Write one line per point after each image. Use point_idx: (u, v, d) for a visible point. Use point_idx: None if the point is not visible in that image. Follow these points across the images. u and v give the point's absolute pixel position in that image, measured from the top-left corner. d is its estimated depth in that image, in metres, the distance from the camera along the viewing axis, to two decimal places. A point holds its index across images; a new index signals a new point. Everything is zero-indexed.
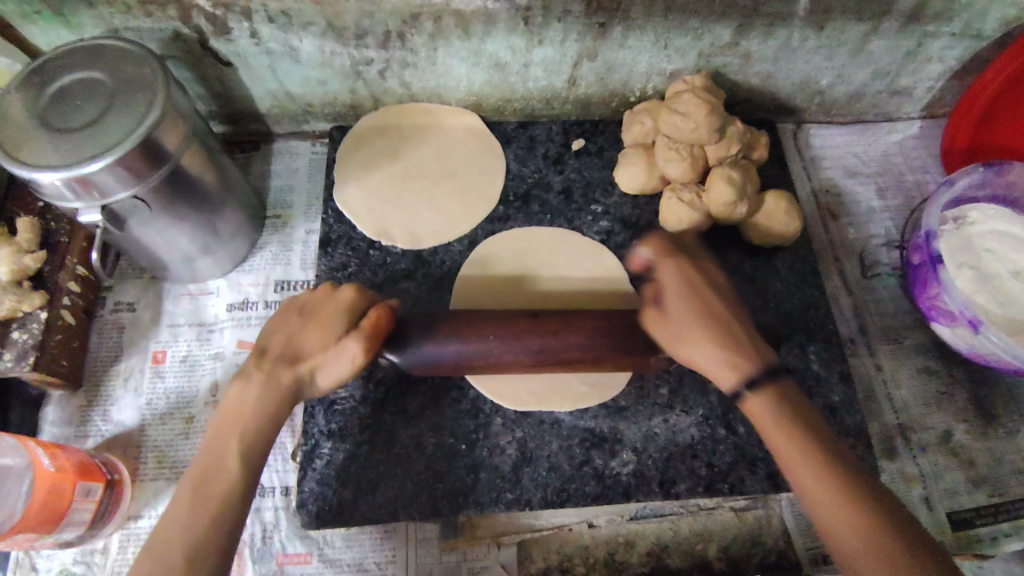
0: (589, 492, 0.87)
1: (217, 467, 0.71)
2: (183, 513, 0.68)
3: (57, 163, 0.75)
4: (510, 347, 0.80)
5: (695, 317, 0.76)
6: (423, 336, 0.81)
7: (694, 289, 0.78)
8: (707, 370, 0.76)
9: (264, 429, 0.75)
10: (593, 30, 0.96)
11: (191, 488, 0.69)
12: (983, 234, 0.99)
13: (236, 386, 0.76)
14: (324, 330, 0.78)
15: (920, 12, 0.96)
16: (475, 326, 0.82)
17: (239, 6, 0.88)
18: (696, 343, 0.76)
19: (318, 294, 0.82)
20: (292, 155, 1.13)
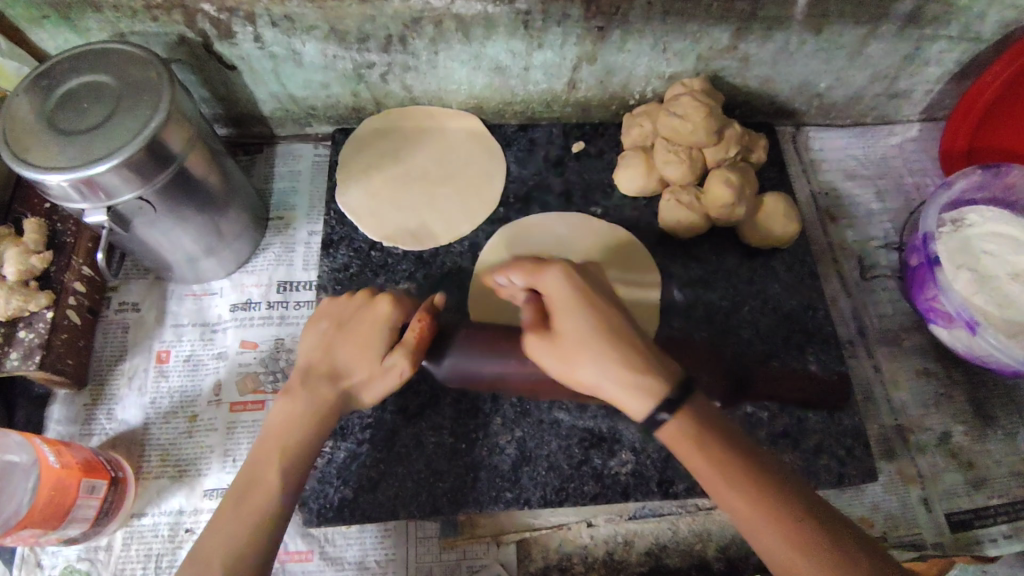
0: (587, 491, 0.88)
1: (257, 478, 0.73)
2: (226, 523, 0.70)
3: (63, 164, 0.76)
4: None
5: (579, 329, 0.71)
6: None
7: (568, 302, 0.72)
8: (614, 392, 0.70)
9: (309, 443, 0.76)
10: (592, 34, 0.97)
11: (234, 498, 0.72)
12: (982, 236, 1.00)
13: (283, 403, 0.77)
14: (366, 347, 0.80)
15: (917, 16, 0.97)
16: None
17: (242, 11, 0.89)
18: (597, 364, 0.70)
19: (359, 302, 0.84)
20: (295, 157, 1.14)
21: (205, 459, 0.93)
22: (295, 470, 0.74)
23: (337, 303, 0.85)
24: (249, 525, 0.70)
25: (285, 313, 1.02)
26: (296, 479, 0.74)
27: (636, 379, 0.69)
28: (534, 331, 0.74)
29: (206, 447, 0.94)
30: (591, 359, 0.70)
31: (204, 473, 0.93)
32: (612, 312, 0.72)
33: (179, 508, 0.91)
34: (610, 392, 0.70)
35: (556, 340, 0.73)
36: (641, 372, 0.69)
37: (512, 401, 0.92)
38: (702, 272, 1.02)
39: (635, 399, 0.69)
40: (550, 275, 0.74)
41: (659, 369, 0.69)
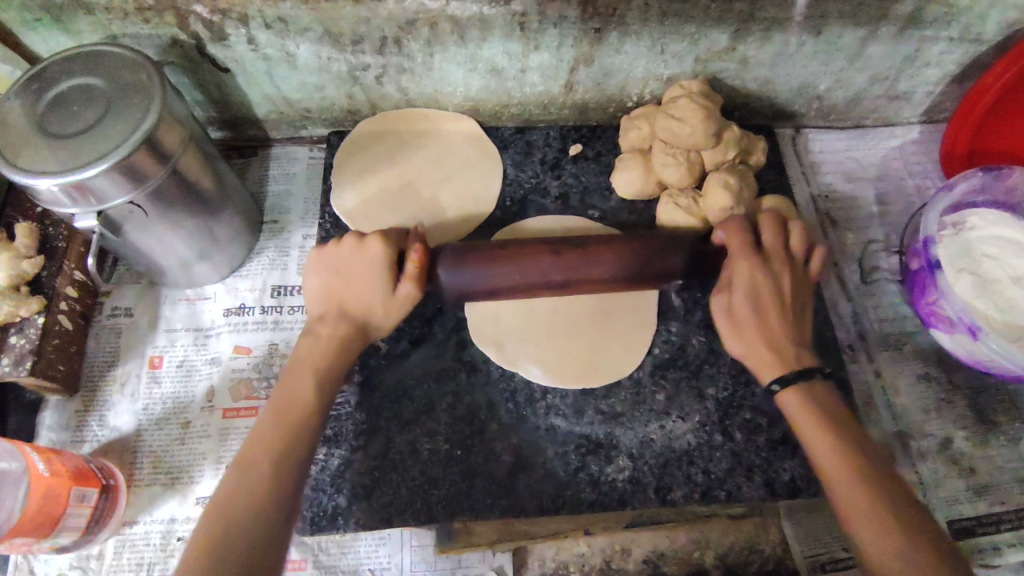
0: (584, 499, 0.87)
1: (291, 399, 0.76)
2: (263, 440, 0.73)
3: (54, 168, 0.75)
4: (547, 272, 0.85)
5: (754, 315, 0.84)
6: (457, 267, 0.84)
7: (756, 289, 0.85)
8: (749, 360, 0.85)
9: (338, 367, 0.80)
10: (589, 36, 0.96)
11: (270, 418, 0.75)
12: (983, 240, 0.98)
13: (303, 341, 0.81)
14: (369, 283, 0.82)
15: (918, 16, 0.96)
16: (509, 254, 0.85)
17: (235, 13, 0.88)
18: (746, 339, 0.84)
19: (346, 246, 0.84)
20: (290, 160, 1.13)
21: (198, 466, 0.92)
22: (326, 390, 0.78)
23: (326, 248, 0.85)
24: (287, 440, 0.73)
25: (279, 318, 1.01)
26: (330, 396, 0.79)
27: (774, 352, 0.83)
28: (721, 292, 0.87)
29: (199, 454, 0.93)
30: (745, 334, 0.85)
31: (197, 479, 0.92)
32: (783, 313, 0.85)
33: (171, 516, 0.90)
34: (748, 361, 0.85)
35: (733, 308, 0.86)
36: (781, 350, 0.83)
37: (508, 407, 0.91)
38: None
39: (767, 366, 0.83)
40: (742, 265, 0.86)
41: (793, 355, 0.83)
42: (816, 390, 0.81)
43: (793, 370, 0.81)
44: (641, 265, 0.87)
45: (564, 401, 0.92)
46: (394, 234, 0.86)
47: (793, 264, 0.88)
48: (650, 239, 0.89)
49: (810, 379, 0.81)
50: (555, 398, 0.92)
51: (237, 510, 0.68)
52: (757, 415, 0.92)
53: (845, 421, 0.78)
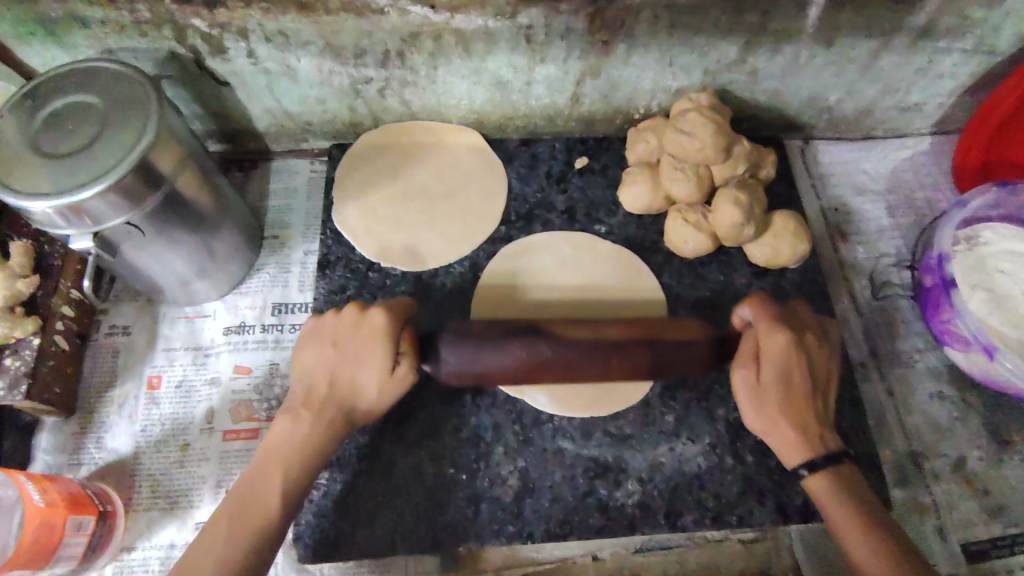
0: (593, 524, 0.85)
1: (256, 499, 0.73)
2: (216, 542, 0.70)
3: (48, 189, 0.73)
4: (546, 355, 0.79)
5: (783, 397, 0.79)
6: (458, 346, 0.80)
7: (788, 369, 0.79)
8: (773, 441, 0.80)
9: (309, 459, 0.76)
10: (596, 49, 0.93)
11: (228, 515, 0.72)
12: (997, 255, 0.96)
13: (282, 423, 0.77)
14: (367, 362, 0.78)
15: (932, 28, 0.94)
16: (506, 334, 0.80)
17: (234, 26, 0.86)
18: (772, 419, 0.79)
19: (347, 318, 0.80)
20: (291, 173, 1.11)
21: (197, 490, 0.90)
22: (294, 494, 0.74)
23: (328, 316, 0.82)
24: (245, 545, 0.70)
25: (280, 337, 0.99)
26: (296, 498, 0.75)
27: (800, 435, 0.79)
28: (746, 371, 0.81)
29: (198, 478, 0.91)
30: (772, 417, 0.79)
31: (196, 504, 0.90)
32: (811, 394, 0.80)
33: (170, 542, 0.88)
34: (773, 442, 0.80)
35: (760, 386, 0.80)
36: (807, 427, 0.79)
37: (514, 430, 0.89)
38: (710, 292, 0.99)
39: (793, 448, 0.79)
40: (776, 343, 0.79)
41: (817, 432, 0.79)
42: (847, 478, 0.77)
43: (820, 455, 0.78)
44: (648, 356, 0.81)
45: (571, 423, 0.90)
46: (400, 309, 0.82)
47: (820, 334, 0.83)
48: (658, 327, 0.84)
49: (837, 464, 0.78)
50: (562, 420, 0.90)
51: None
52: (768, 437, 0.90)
53: (881, 515, 0.74)
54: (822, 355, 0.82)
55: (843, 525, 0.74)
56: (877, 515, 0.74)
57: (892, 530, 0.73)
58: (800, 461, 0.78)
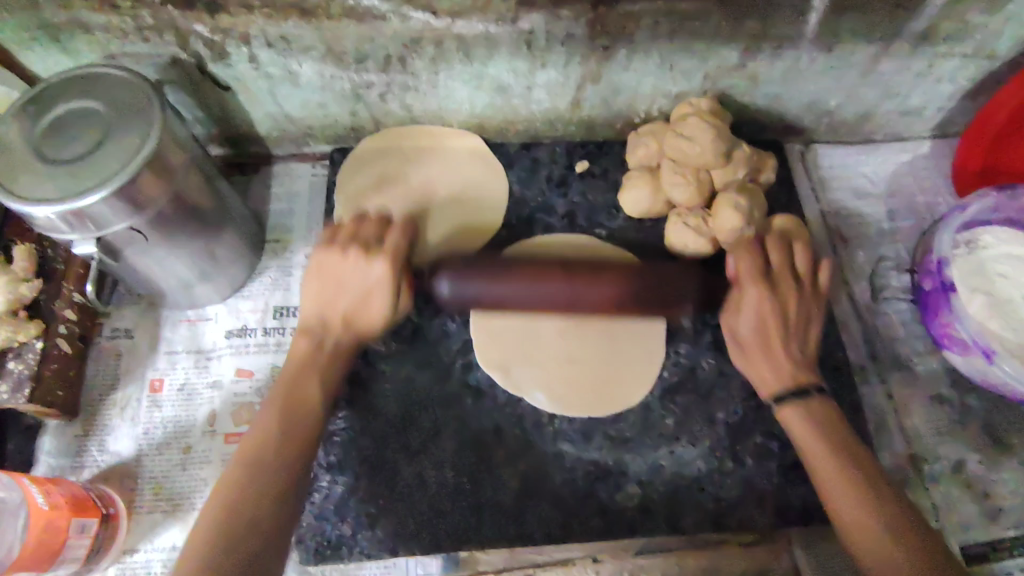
0: (593, 527, 0.85)
1: (300, 397, 0.80)
2: (272, 429, 0.77)
3: (52, 196, 0.74)
4: (544, 292, 0.86)
5: (756, 335, 0.86)
6: (461, 280, 0.87)
7: (762, 314, 0.85)
8: (750, 373, 0.88)
9: (336, 373, 0.85)
10: (596, 54, 0.94)
11: (279, 409, 0.79)
12: (997, 259, 0.96)
13: (303, 343, 0.84)
14: (372, 299, 0.84)
15: (932, 34, 0.94)
16: (505, 274, 0.87)
17: (237, 32, 0.86)
18: (747, 354, 0.87)
19: (353, 261, 0.84)
20: (292, 177, 1.11)
21: (199, 492, 0.91)
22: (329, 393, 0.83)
23: (331, 250, 0.85)
24: (297, 432, 0.77)
25: (282, 340, 0.99)
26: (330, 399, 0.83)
27: (782, 372, 0.85)
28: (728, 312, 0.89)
29: (200, 480, 0.91)
30: (749, 354, 0.87)
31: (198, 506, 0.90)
32: (786, 339, 0.86)
33: (172, 544, 0.89)
34: (753, 377, 0.87)
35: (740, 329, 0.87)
36: (780, 368, 0.85)
37: (515, 432, 0.90)
38: None
39: (768, 383, 0.85)
40: (751, 291, 0.86)
41: (789, 373, 0.84)
42: (819, 408, 0.82)
43: (789, 387, 0.83)
44: (636, 293, 0.87)
45: (571, 426, 0.90)
46: (401, 249, 0.86)
47: (804, 285, 0.88)
48: (652, 264, 0.90)
49: (805, 396, 0.82)
50: (563, 423, 0.90)
51: (250, 505, 0.70)
52: (768, 440, 0.90)
53: (850, 441, 0.78)
54: (803, 302, 0.87)
55: (811, 449, 0.79)
56: (846, 440, 0.78)
57: (859, 455, 0.77)
58: (768, 392, 0.85)
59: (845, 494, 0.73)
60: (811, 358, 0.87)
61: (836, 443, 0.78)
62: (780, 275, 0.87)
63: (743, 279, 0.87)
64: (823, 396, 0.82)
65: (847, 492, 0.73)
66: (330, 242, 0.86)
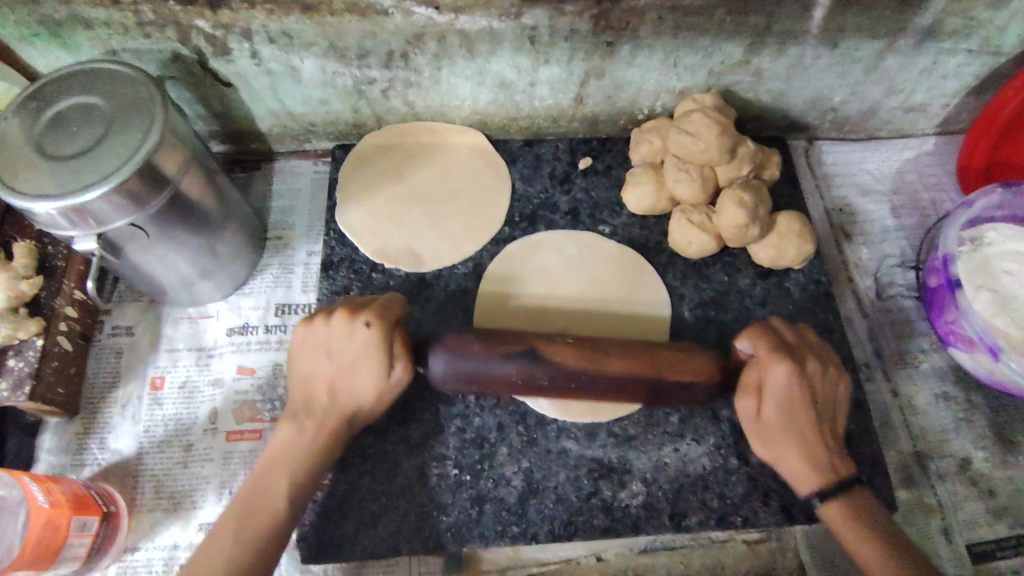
0: (597, 525, 0.85)
1: (262, 500, 0.76)
2: (221, 544, 0.73)
3: (53, 191, 0.73)
4: (542, 374, 0.78)
5: (787, 421, 0.79)
6: (455, 359, 0.79)
7: (791, 399, 0.79)
8: (784, 470, 0.81)
9: (316, 463, 0.78)
10: (600, 50, 0.93)
11: (236, 515, 0.75)
12: (1003, 255, 0.95)
13: (286, 430, 0.79)
14: (361, 372, 0.78)
15: (938, 29, 0.94)
16: (499, 345, 0.79)
17: (238, 27, 0.86)
18: (782, 449, 0.80)
19: (337, 325, 0.79)
20: (294, 174, 1.11)
21: (200, 490, 0.90)
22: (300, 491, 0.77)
23: (317, 322, 0.81)
24: (249, 548, 0.73)
25: (283, 338, 0.99)
26: (299, 501, 0.77)
27: (815, 464, 0.79)
28: (749, 398, 0.80)
29: (201, 478, 0.91)
30: (776, 445, 0.80)
31: (199, 504, 0.90)
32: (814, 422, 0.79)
33: (173, 543, 0.88)
34: (784, 467, 0.81)
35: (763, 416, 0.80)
36: (816, 459, 0.79)
37: (518, 430, 0.89)
38: (714, 293, 0.99)
39: (803, 477, 0.80)
40: (779, 372, 0.78)
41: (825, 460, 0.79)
42: (861, 504, 0.78)
43: (830, 482, 0.78)
44: (647, 377, 0.78)
45: (575, 424, 0.89)
46: (392, 314, 0.80)
47: (824, 357, 0.82)
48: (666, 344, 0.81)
49: (849, 490, 0.78)
50: (566, 420, 0.90)
51: None
52: None
53: (895, 537, 0.76)
54: (828, 378, 0.81)
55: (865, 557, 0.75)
56: (893, 538, 0.76)
57: (911, 554, 0.75)
58: (812, 490, 0.79)
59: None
60: (839, 438, 0.82)
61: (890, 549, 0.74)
62: (799, 349, 0.81)
63: (767, 367, 0.79)
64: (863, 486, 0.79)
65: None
66: (308, 318, 0.82)
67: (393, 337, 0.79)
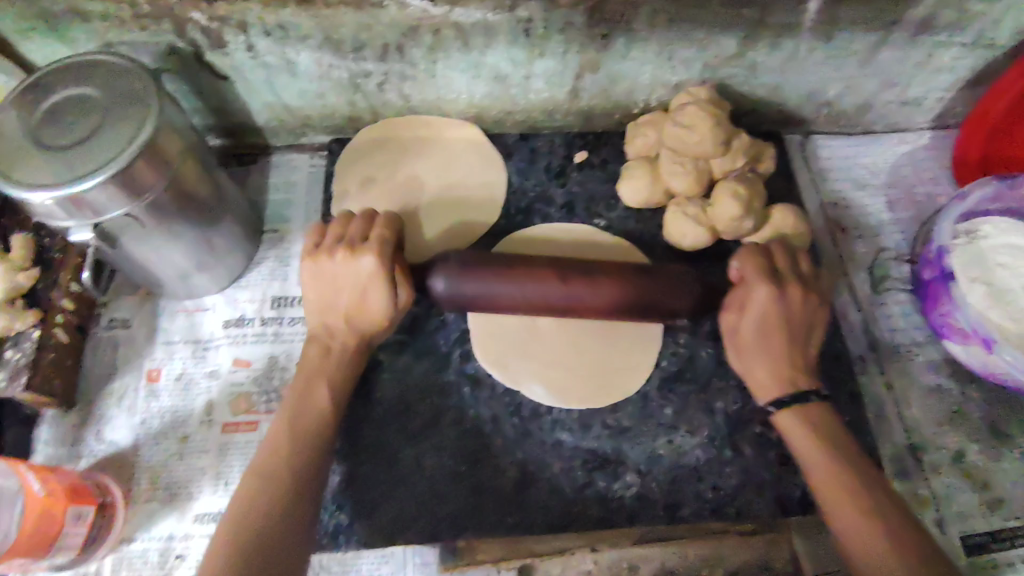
0: (591, 516, 0.85)
1: (308, 404, 0.81)
2: (280, 439, 0.78)
3: (48, 182, 0.73)
4: (542, 292, 0.83)
5: (764, 338, 0.83)
6: (459, 277, 0.83)
7: (769, 318, 0.83)
8: (749, 381, 0.85)
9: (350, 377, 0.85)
10: (595, 42, 0.94)
11: (287, 419, 0.80)
12: (996, 248, 0.95)
13: (314, 351, 0.85)
14: (370, 298, 0.83)
15: (931, 22, 0.94)
16: (501, 266, 0.83)
17: (234, 20, 0.86)
18: (751, 362, 0.84)
19: (342, 262, 0.82)
20: (290, 168, 1.11)
21: (196, 482, 0.90)
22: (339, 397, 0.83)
23: (321, 257, 0.84)
24: (306, 444, 0.78)
25: (279, 330, 0.99)
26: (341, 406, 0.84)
27: (776, 376, 0.82)
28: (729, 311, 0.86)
29: (198, 469, 0.91)
30: (748, 357, 0.84)
31: (195, 496, 0.90)
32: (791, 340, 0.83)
33: (170, 534, 0.88)
34: (752, 377, 0.84)
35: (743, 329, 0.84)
36: (784, 374, 0.83)
37: (513, 421, 0.89)
38: None
39: (763, 387, 0.83)
40: (760, 289, 0.83)
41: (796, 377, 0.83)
42: (815, 412, 0.80)
43: (788, 392, 0.81)
44: (638, 300, 0.84)
45: (570, 415, 0.90)
46: (391, 244, 0.84)
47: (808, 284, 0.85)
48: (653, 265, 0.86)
49: (805, 402, 0.81)
50: (561, 412, 0.90)
51: (254, 518, 0.71)
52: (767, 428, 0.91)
53: (845, 445, 0.78)
54: (808, 306, 0.84)
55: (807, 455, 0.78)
56: (841, 444, 0.78)
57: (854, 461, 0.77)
58: (770, 400, 0.82)
59: (839, 503, 0.73)
60: (812, 365, 0.85)
61: (831, 450, 0.77)
62: (784, 273, 0.85)
63: (750, 285, 0.84)
64: (821, 401, 0.81)
65: (847, 508, 0.73)
66: (313, 253, 0.85)
67: (393, 265, 0.83)
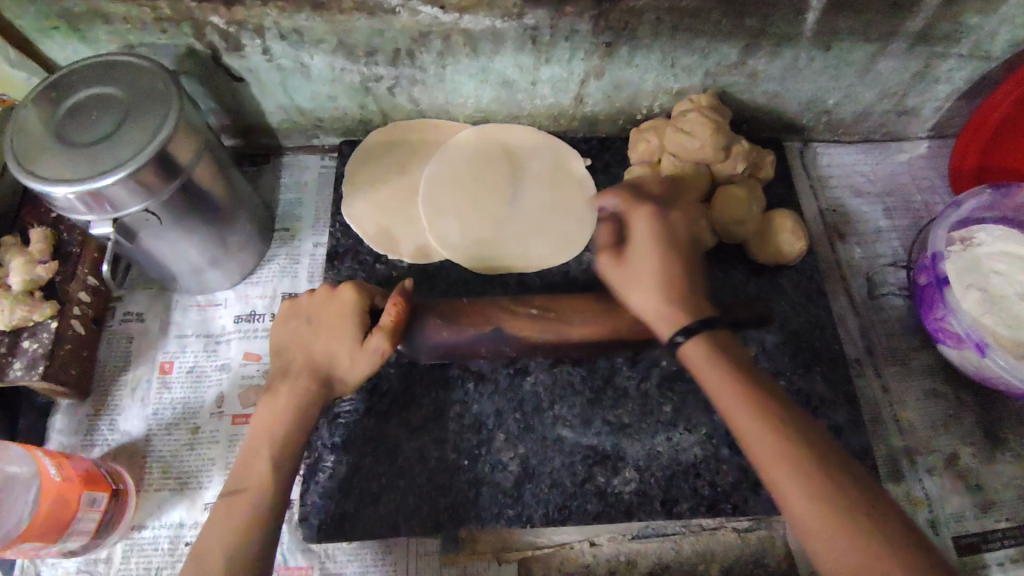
0: (590, 510, 0.87)
1: (250, 472, 0.75)
2: (220, 519, 0.72)
3: (72, 177, 0.76)
4: (525, 334, 0.85)
5: (655, 252, 0.77)
6: (437, 326, 0.85)
7: (658, 237, 0.78)
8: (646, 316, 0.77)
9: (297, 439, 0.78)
10: (600, 50, 0.96)
11: (227, 494, 0.74)
12: (991, 255, 0.98)
13: (263, 404, 0.79)
14: (337, 336, 0.81)
15: (928, 33, 0.97)
16: (477, 310, 0.86)
17: (252, 24, 0.89)
18: (646, 291, 0.76)
19: (319, 296, 0.84)
20: (301, 168, 1.14)
21: (207, 472, 0.93)
22: (286, 466, 0.76)
23: (302, 297, 0.85)
24: (242, 519, 0.72)
25: None
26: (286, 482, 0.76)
27: (673, 310, 0.75)
28: (607, 255, 0.81)
29: (208, 459, 0.93)
30: (638, 290, 0.77)
31: (206, 485, 0.92)
32: (687, 263, 0.77)
33: (179, 521, 0.91)
34: (649, 313, 0.77)
35: (623, 262, 0.79)
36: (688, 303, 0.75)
37: (516, 417, 0.92)
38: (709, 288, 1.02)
39: (663, 319, 0.75)
40: (638, 216, 0.80)
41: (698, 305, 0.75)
42: (719, 337, 0.73)
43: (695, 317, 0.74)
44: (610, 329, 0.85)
45: (572, 411, 0.92)
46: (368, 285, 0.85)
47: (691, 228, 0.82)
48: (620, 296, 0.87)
49: (714, 326, 0.73)
50: (563, 408, 0.92)
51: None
52: None
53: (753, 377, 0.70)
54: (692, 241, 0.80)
55: (759, 449, 0.67)
56: (749, 381, 0.70)
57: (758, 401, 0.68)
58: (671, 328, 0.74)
59: (830, 536, 0.61)
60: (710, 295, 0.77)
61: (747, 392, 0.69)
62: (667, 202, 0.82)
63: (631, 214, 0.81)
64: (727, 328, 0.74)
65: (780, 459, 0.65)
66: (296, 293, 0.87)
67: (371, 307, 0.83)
